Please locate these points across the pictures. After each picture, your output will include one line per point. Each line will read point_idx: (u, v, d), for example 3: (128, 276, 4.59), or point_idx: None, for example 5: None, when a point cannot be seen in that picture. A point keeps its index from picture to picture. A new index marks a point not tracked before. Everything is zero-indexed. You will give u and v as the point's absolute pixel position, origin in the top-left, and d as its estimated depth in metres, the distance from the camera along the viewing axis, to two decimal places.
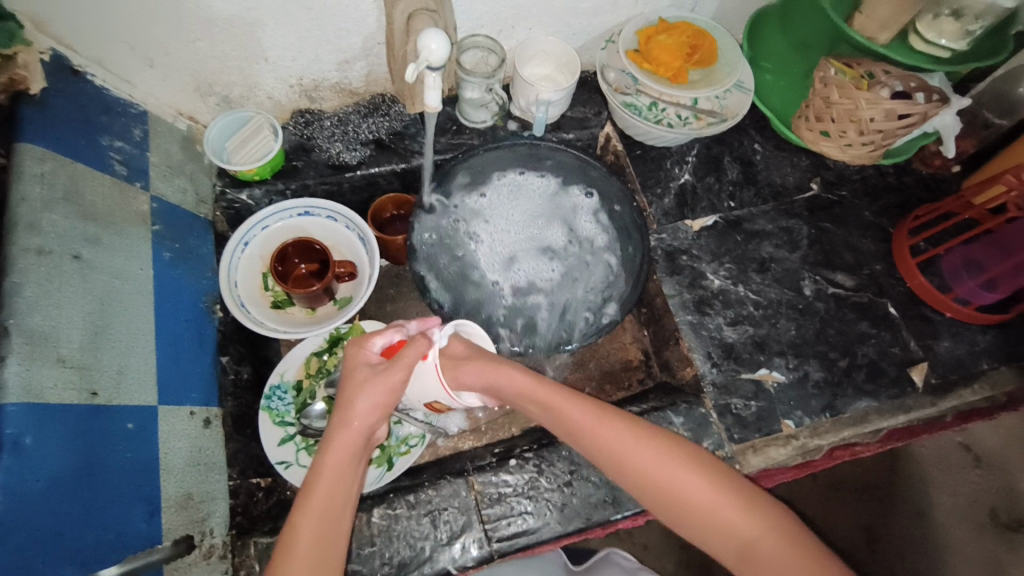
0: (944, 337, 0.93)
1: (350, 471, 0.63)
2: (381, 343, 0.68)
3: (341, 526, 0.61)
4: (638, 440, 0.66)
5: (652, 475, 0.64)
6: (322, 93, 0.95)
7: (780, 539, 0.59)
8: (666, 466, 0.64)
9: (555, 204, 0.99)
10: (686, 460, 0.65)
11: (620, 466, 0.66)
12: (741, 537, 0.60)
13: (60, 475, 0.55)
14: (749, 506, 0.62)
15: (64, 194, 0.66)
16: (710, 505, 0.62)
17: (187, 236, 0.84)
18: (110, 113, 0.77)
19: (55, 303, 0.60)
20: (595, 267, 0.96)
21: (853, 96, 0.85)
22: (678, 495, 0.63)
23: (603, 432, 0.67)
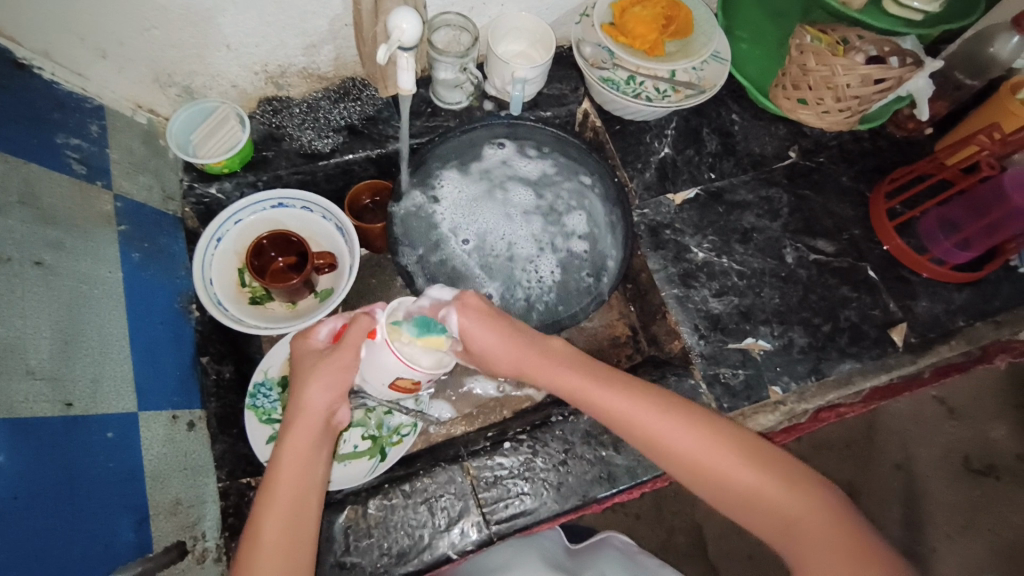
0: (922, 297, 0.95)
1: (313, 460, 0.63)
2: (325, 332, 0.68)
3: (308, 515, 0.61)
4: (675, 418, 0.63)
5: (693, 457, 0.62)
6: (289, 79, 0.92)
7: (820, 516, 0.59)
8: (708, 445, 0.62)
9: (483, 174, 1.00)
10: (727, 443, 0.62)
11: (657, 446, 0.63)
12: (782, 512, 0.60)
13: (40, 490, 0.54)
14: (789, 483, 0.61)
15: (20, 197, 0.62)
16: (752, 484, 0.61)
17: (156, 235, 0.81)
18: (63, 109, 0.73)
19: (19, 312, 0.57)
20: (593, 204, 0.98)
21: (829, 62, 0.85)
22: (722, 476, 0.61)
23: (640, 414, 0.64)
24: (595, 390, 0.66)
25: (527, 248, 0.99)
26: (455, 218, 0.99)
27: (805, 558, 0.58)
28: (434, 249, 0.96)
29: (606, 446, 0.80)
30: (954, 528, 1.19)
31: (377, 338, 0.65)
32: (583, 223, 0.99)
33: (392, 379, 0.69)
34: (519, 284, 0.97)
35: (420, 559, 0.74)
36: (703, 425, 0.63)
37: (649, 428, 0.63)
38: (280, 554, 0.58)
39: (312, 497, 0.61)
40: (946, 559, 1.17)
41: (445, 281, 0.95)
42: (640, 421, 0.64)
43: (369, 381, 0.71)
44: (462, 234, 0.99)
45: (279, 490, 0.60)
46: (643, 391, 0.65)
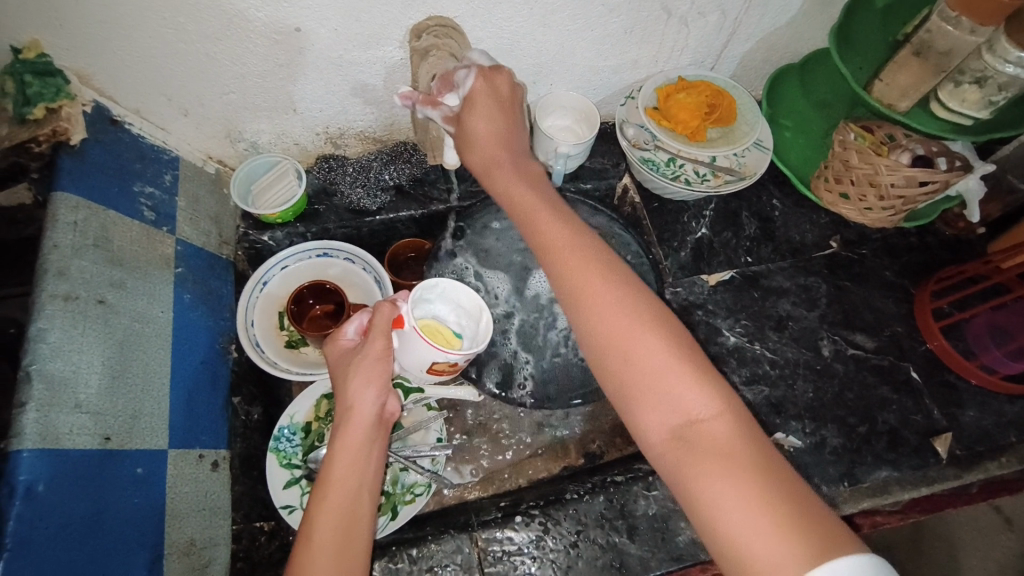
0: (969, 406, 0.90)
1: (363, 457, 0.65)
2: (353, 328, 0.74)
3: (360, 508, 0.62)
4: (609, 297, 0.58)
5: (640, 363, 0.55)
6: (347, 140, 0.98)
7: (735, 438, 0.51)
8: (661, 358, 0.55)
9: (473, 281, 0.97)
10: (652, 326, 0.57)
11: (580, 308, 0.59)
12: (713, 437, 0.51)
13: (67, 522, 0.56)
14: (712, 392, 0.53)
15: (95, 241, 0.68)
16: (661, 374, 0.54)
17: (209, 277, 0.86)
18: (144, 160, 0.80)
19: (77, 349, 0.62)
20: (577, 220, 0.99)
21: (873, 162, 0.85)
22: (630, 360, 0.55)
23: (578, 277, 0.60)
24: (568, 253, 0.61)
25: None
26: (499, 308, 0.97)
27: (699, 469, 0.50)
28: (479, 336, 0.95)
29: (619, 532, 0.78)
30: None
31: (404, 325, 0.71)
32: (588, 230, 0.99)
33: (428, 364, 0.73)
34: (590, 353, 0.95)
35: None
36: (668, 335, 0.56)
37: (605, 312, 0.57)
38: (334, 544, 0.58)
39: (366, 491, 0.63)
40: None
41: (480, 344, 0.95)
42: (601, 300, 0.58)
43: (408, 368, 0.76)
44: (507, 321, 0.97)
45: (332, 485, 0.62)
46: (617, 276, 0.60)
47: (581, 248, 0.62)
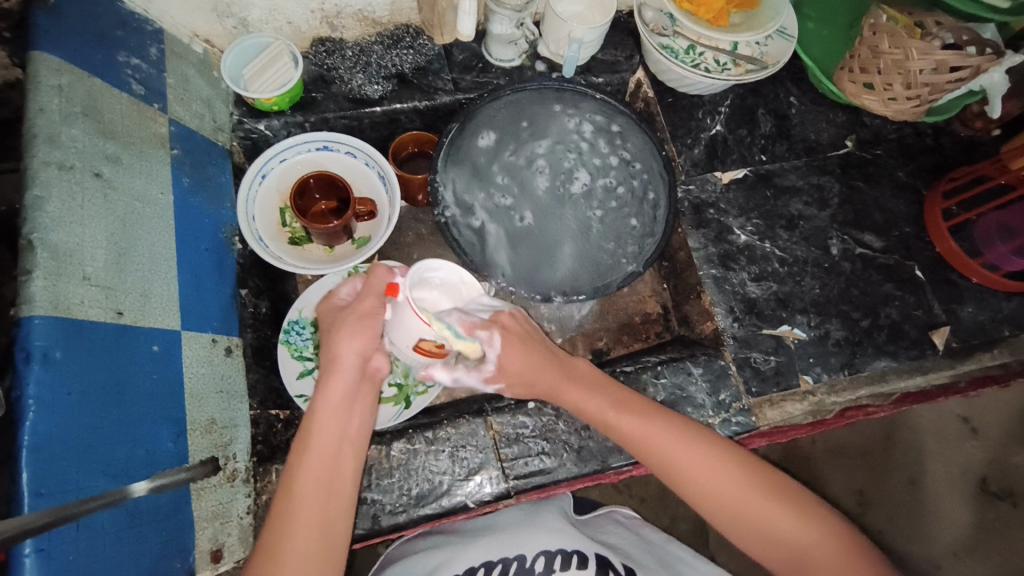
0: (969, 302, 0.92)
1: (345, 413, 0.65)
2: (347, 290, 0.73)
3: (341, 468, 0.63)
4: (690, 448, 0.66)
5: (721, 498, 0.64)
6: (344, 20, 0.91)
7: (831, 544, 0.61)
8: (730, 483, 0.64)
9: (509, 222, 0.93)
10: (744, 474, 0.65)
11: (716, 504, 0.64)
12: (805, 552, 0.62)
13: (90, 390, 0.55)
14: (804, 514, 0.63)
15: (83, 109, 0.64)
16: (780, 524, 0.63)
17: (205, 163, 0.82)
18: (126, 28, 0.73)
19: (79, 221, 0.59)
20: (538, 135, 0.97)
21: (904, 45, 0.82)
22: (743, 514, 0.64)
23: (687, 456, 0.65)
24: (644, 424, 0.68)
25: (615, 204, 0.95)
26: (530, 229, 0.94)
27: None
28: (498, 242, 0.92)
29: None
30: (961, 546, 1.16)
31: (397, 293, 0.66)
32: (555, 139, 0.97)
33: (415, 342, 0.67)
34: (630, 226, 0.93)
35: (438, 503, 0.75)
36: (721, 456, 0.66)
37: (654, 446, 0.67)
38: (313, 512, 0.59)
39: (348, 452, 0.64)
40: None
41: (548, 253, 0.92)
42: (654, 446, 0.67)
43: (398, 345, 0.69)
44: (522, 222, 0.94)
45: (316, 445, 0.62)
46: (662, 420, 0.69)
47: (681, 438, 0.66)
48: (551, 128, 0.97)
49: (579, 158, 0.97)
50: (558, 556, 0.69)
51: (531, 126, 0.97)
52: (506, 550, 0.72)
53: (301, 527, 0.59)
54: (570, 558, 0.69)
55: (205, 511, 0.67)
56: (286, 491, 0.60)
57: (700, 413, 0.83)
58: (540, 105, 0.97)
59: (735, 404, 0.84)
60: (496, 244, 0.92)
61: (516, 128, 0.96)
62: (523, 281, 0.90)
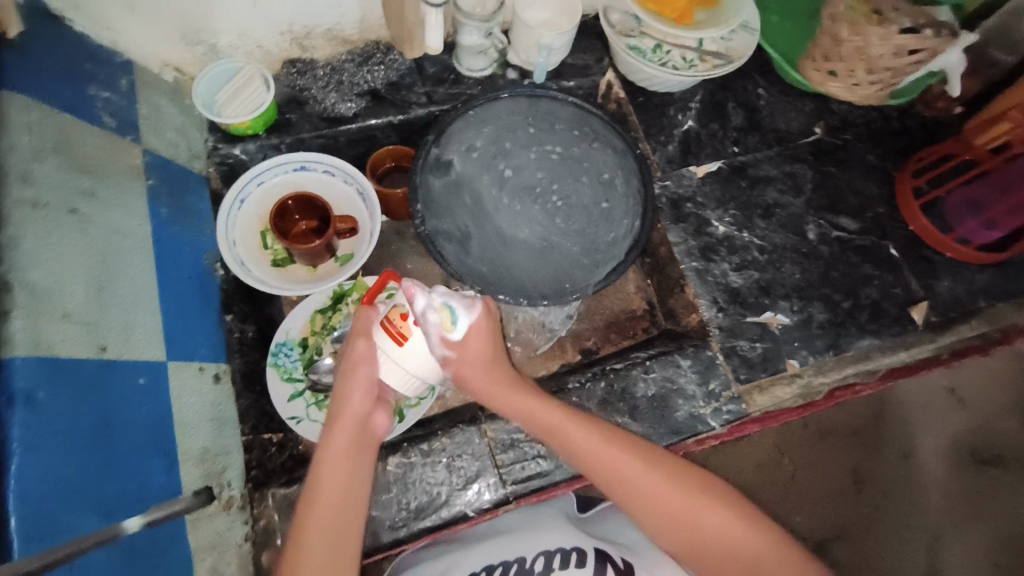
0: (944, 276, 0.94)
1: (354, 464, 0.63)
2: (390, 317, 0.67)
3: (350, 527, 0.60)
4: (639, 464, 0.66)
5: (643, 495, 0.64)
6: (314, 41, 0.92)
7: (779, 557, 0.61)
8: (649, 473, 0.65)
9: (565, 275, 0.91)
10: (689, 486, 0.65)
11: (663, 517, 0.64)
12: (739, 554, 0.62)
13: (76, 427, 0.55)
14: (755, 525, 0.63)
15: (55, 145, 0.63)
16: (730, 538, 0.62)
17: (182, 191, 0.82)
18: (93, 62, 0.73)
19: (55, 258, 0.59)
20: (499, 216, 0.94)
21: (864, 32, 0.83)
22: (691, 526, 0.63)
23: (637, 476, 0.65)
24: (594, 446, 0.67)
25: (597, 182, 0.95)
26: (570, 253, 0.92)
27: None
28: (482, 247, 0.92)
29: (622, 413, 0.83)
30: (958, 518, 1.18)
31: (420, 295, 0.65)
32: (508, 199, 0.95)
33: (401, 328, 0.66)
34: (623, 202, 0.94)
35: (438, 514, 0.76)
36: (658, 464, 0.66)
37: (563, 432, 0.68)
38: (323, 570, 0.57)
39: (355, 508, 0.61)
40: (950, 546, 1.16)
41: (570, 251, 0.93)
42: (568, 435, 0.68)
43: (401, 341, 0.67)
44: (501, 230, 0.94)
45: (323, 496, 0.60)
46: (597, 427, 0.69)
47: (625, 451, 0.66)
48: (479, 181, 0.94)
49: (544, 160, 0.97)
50: (558, 555, 0.68)
51: (489, 136, 0.96)
52: (506, 552, 0.71)
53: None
54: (569, 555, 0.68)
55: (204, 540, 0.66)
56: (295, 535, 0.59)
57: (692, 404, 0.84)
58: (509, 113, 0.97)
59: (725, 393, 0.85)
60: (482, 253, 0.91)
61: (477, 139, 0.95)
62: (514, 284, 0.90)
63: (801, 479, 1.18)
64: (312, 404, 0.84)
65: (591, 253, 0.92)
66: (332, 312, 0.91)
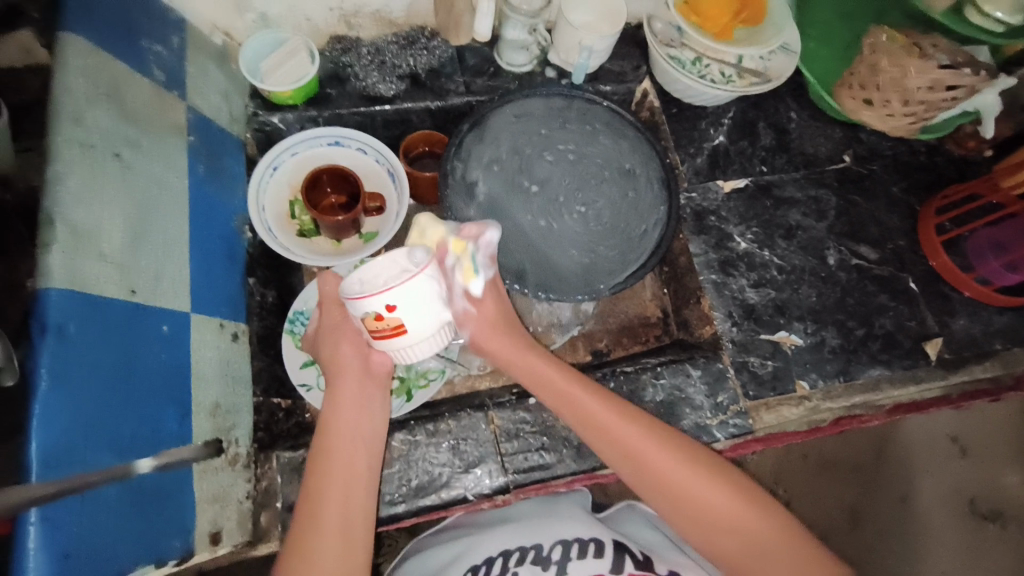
0: (961, 315, 0.94)
1: (358, 416, 0.67)
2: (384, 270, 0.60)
3: (358, 471, 0.64)
4: (649, 436, 0.67)
5: (649, 465, 0.66)
6: (361, 20, 0.93)
7: (782, 538, 0.62)
8: (669, 458, 0.66)
9: (605, 263, 0.92)
10: (695, 463, 0.66)
11: (665, 489, 0.65)
12: (741, 532, 0.63)
13: (100, 365, 0.56)
14: (760, 506, 0.64)
15: (107, 91, 0.65)
16: (732, 515, 0.63)
17: (220, 152, 0.83)
18: (149, 17, 0.75)
19: (97, 200, 0.60)
20: (533, 234, 0.93)
21: (903, 63, 0.85)
22: (693, 500, 0.64)
23: (644, 447, 0.67)
24: (606, 416, 0.69)
25: (622, 173, 0.97)
26: (603, 247, 0.93)
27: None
28: (508, 239, 0.92)
29: None
30: (952, 566, 1.18)
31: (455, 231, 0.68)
32: (542, 213, 0.94)
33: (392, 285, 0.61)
34: (650, 194, 0.95)
35: (437, 495, 0.76)
36: (668, 440, 0.68)
37: (587, 413, 0.70)
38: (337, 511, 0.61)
39: (360, 454, 0.65)
40: None
41: (592, 251, 0.93)
42: (592, 415, 0.69)
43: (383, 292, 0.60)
44: (529, 224, 0.93)
45: (331, 443, 0.64)
46: (610, 399, 0.71)
47: (634, 424, 0.68)
48: (511, 198, 0.94)
49: (573, 157, 0.97)
50: (575, 545, 0.70)
51: (521, 131, 0.97)
52: (523, 538, 0.73)
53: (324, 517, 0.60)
54: (587, 547, 0.69)
55: (207, 492, 0.67)
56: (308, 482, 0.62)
57: (698, 414, 0.85)
58: (542, 110, 0.98)
59: (732, 406, 0.86)
60: (512, 250, 0.91)
61: (510, 133, 0.96)
62: (539, 278, 0.90)
63: (796, 510, 1.18)
64: (324, 374, 0.85)
65: (626, 242, 0.93)
66: None
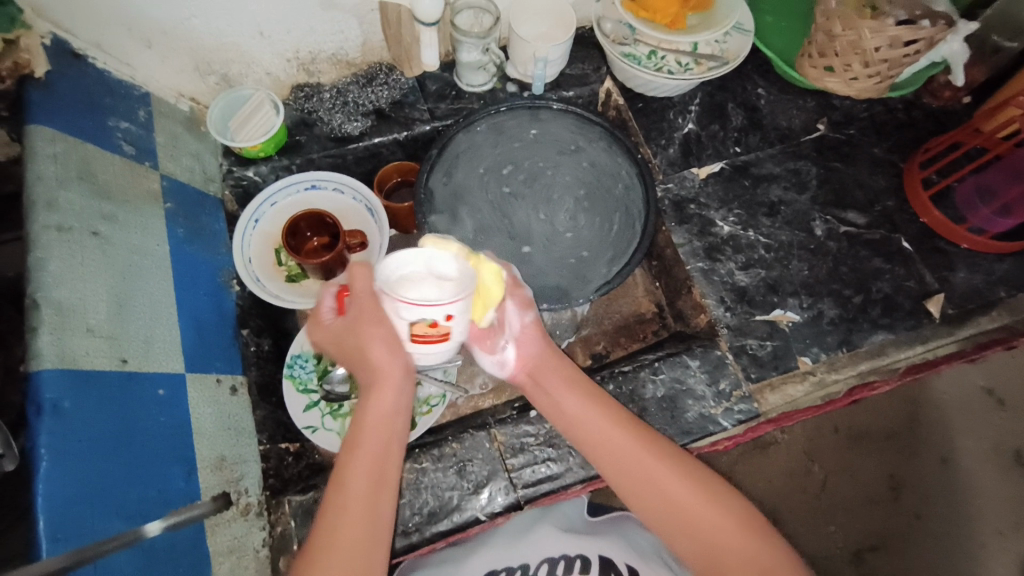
0: (960, 267, 0.92)
1: (391, 419, 0.64)
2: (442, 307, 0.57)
3: (388, 474, 0.62)
4: (680, 480, 0.62)
5: (682, 511, 0.61)
6: (320, 66, 0.96)
7: None
8: (701, 506, 0.60)
9: (598, 253, 0.93)
10: (730, 512, 0.60)
11: (693, 538, 0.60)
12: None
13: (99, 437, 0.58)
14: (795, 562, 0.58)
15: (78, 173, 0.68)
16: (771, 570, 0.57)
17: (198, 213, 0.86)
18: (114, 95, 0.78)
19: (80, 277, 0.62)
20: (518, 251, 0.93)
21: (856, 26, 0.84)
22: (724, 554, 0.59)
23: (675, 491, 0.61)
24: (635, 453, 0.63)
25: (582, 161, 0.98)
26: (593, 239, 0.94)
27: None
28: (491, 254, 0.92)
29: (632, 415, 0.83)
30: (1005, 523, 1.13)
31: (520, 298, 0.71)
32: (528, 228, 0.94)
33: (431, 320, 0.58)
34: (616, 176, 0.97)
35: (450, 519, 0.76)
36: (702, 485, 0.62)
37: (601, 434, 0.65)
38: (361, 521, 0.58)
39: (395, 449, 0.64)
40: (995, 556, 1.12)
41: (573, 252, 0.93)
42: (624, 455, 0.63)
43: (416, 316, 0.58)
44: (512, 239, 0.94)
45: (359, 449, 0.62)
46: (640, 432, 0.65)
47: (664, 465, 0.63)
48: (492, 219, 0.94)
49: (545, 167, 0.98)
50: (561, 563, 0.74)
51: (492, 148, 0.98)
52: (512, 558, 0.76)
53: (346, 531, 0.58)
54: (572, 564, 0.73)
55: (221, 546, 0.68)
56: (337, 483, 0.60)
57: (702, 404, 0.84)
58: (510, 125, 0.99)
59: (736, 392, 0.84)
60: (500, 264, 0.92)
61: (481, 152, 0.97)
62: (528, 291, 0.90)
63: (832, 486, 1.15)
64: (327, 414, 0.86)
65: (605, 231, 0.94)
66: None
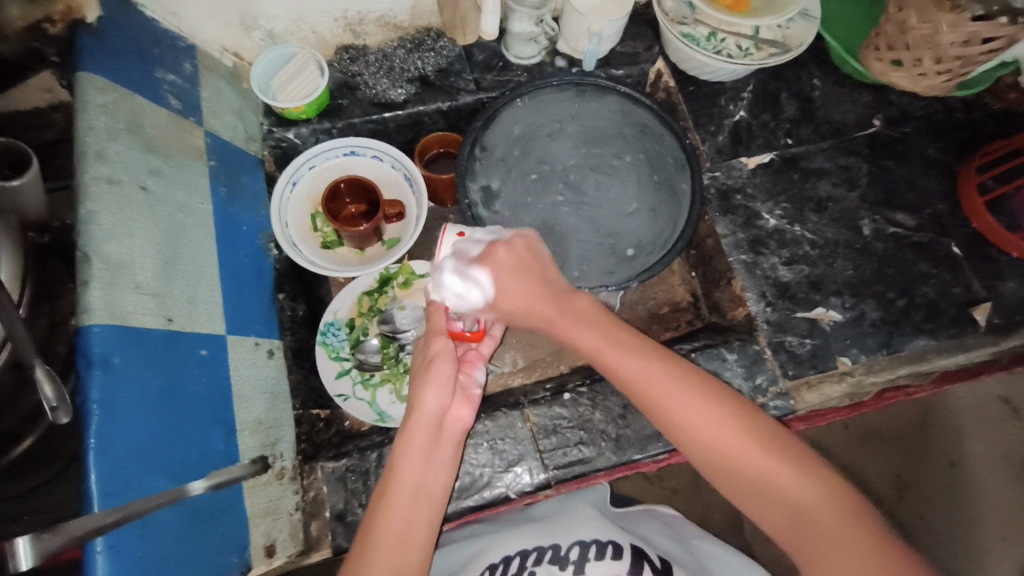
0: (1010, 277, 0.90)
1: (432, 467, 0.62)
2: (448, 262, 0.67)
3: (419, 527, 0.59)
4: (692, 392, 0.61)
5: (694, 426, 0.59)
6: (366, 27, 0.93)
7: (836, 511, 0.54)
8: (713, 417, 0.59)
9: (660, 230, 0.91)
10: (742, 424, 0.59)
11: (703, 450, 0.59)
12: (793, 503, 0.55)
13: (147, 394, 0.58)
14: (811, 474, 0.56)
15: (127, 124, 0.66)
16: (780, 480, 0.56)
17: (240, 172, 0.84)
18: (161, 46, 0.76)
19: (129, 233, 0.61)
20: (587, 232, 0.92)
21: (933, 19, 0.80)
22: (735, 463, 0.58)
23: (691, 412, 0.60)
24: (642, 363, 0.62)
25: (633, 142, 0.95)
26: (642, 221, 0.92)
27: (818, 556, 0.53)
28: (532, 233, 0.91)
29: None
30: (1010, 531, 1.12)
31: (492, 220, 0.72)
32: (591, 208, 0.93)
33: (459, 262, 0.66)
34: (666, 160, 0.94)
35: (480, 495, 0.77)
36: (716, 398, 0.60)
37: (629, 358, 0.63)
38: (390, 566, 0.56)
39: (426, 505, 0.60)
40: (998, 562, 1.10)
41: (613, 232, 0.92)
42: (638, 364, 0.63)
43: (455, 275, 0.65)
44: (566, 220, 0.92)
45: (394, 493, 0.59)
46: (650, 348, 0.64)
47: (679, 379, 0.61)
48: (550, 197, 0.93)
49: (589, 146, 0.95)
50: (592, 546, 0.68)
51: (536, 124, 0.95)
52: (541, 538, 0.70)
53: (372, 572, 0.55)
54: (605, 548, 0.67)
55: (258, 507, 0.69)
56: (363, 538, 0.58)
57: None
58: (558, 102, 0.97)
59: (772, 388, 0.84)
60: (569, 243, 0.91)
61: (524, 128, 0.95)
62: (586, 275, 0.90)
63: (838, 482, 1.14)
64: (358, 383, 0.87)
65: (652, 214, 0.92)
66: (378, 294, 0.93)
